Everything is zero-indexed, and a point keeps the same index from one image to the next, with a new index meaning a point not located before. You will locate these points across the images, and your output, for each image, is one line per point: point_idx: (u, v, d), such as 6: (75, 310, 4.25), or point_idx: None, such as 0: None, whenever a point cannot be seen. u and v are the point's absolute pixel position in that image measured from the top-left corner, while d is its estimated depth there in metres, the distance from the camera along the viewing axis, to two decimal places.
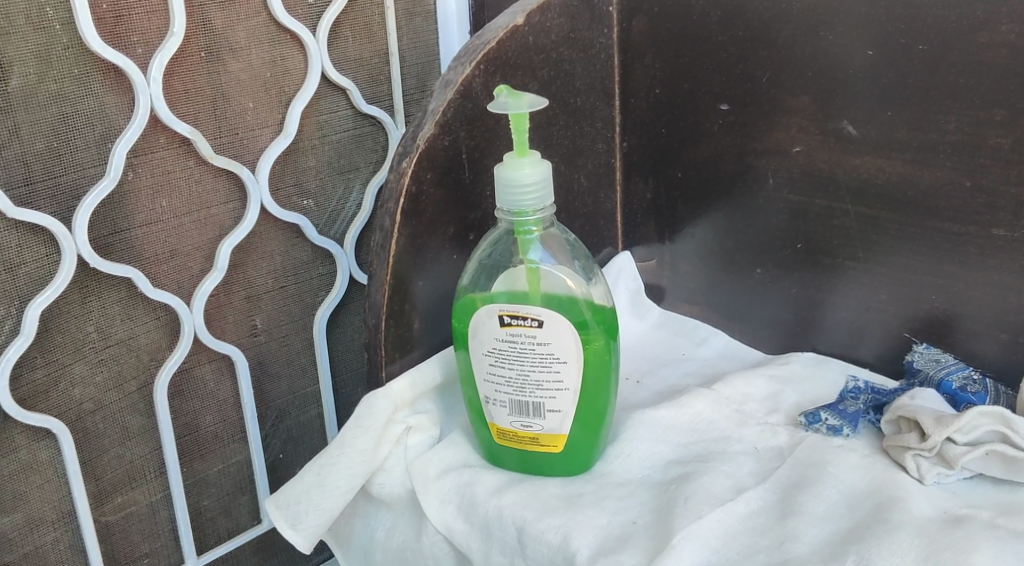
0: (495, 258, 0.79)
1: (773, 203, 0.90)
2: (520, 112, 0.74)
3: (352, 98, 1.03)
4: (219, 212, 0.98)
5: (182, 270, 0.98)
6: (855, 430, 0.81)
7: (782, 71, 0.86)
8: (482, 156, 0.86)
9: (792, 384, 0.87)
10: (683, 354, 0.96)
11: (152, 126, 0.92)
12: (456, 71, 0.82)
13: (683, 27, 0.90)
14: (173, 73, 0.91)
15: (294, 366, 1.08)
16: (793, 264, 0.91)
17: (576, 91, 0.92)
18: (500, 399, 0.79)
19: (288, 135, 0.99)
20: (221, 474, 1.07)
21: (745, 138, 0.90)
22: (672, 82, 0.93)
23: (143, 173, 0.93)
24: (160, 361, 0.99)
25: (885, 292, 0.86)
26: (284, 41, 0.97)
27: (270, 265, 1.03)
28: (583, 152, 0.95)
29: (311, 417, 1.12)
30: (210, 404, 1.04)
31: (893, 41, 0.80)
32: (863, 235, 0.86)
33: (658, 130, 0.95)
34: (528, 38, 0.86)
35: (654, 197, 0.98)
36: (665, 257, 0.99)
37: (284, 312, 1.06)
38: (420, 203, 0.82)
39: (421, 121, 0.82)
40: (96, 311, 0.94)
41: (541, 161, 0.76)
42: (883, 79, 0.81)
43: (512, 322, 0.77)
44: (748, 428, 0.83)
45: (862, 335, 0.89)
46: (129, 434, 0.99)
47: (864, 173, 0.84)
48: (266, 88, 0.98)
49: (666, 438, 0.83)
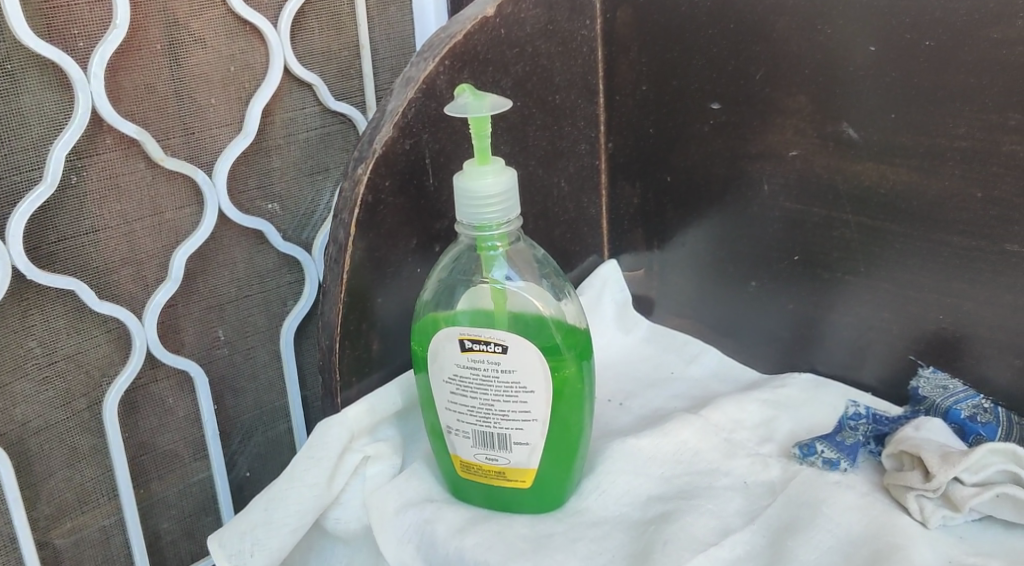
0: (456, 273, 0.72)
1: (768, 210, 0.83)
2: (481, 116, 0.67)
3: (319, 94, 0.95)
4: (175, 218, 0.90)
5: (135, 278, 0.89)
6: (854, 463, 0.73)
7: (776, 67, 0.78)
8: (447, 161, 0.79)
9: (788, 410, 0.80)
10: (672, 372, 0.89)
11: (95, 127, 0.83)
12: (417, 68, 0.75)
13: (669, 20, 0.83)
14: (119, 68, 0.83)
15: (261, 380, 1.00)
16: (790, 276, 0.83)
17: (555, 88, 0.85)
18: (463, 430, 0.72)
19: (248, 134, 0.91)
20: (182, 494, 0.98)
21: (738, 140, 0.82)
22: (659, 79, 0.85)
23: (86, 178, 0.84)
24: (111, 377, 0.90)
25: (888, 310, 0.79)
26: (244, 34, 0.89)
27: (231, 273, 0.95)
28: (563, 154, 0.87)
29: (280, 432, 1.03)
30: (168, 421, 0.95)
31: (897, 36, 0.73)
32: (865, 247, 0.78)
33: (645, 130, 0.88)
34: (499, 32, 0.78)
35: (642, 202, 0.91)
36: (653, 267, 0.92)
37: (249, 322, 0.98)
38: (378, 212, 0.75)
39: (379, 123, 0.74)
40: (37, 326, 0.85)
41: (506, 169, 0.68)
42: (887, 78, 0.74)
43: (473, 347, 0.70)
44: (737, 460, 0.76)
45: (864, 356, 0.81)
46: (78, 455, 0.90)
47: (866, 180, 0.77)
48: (225, 84, 0.90)
49: (647, 471, 0.76)
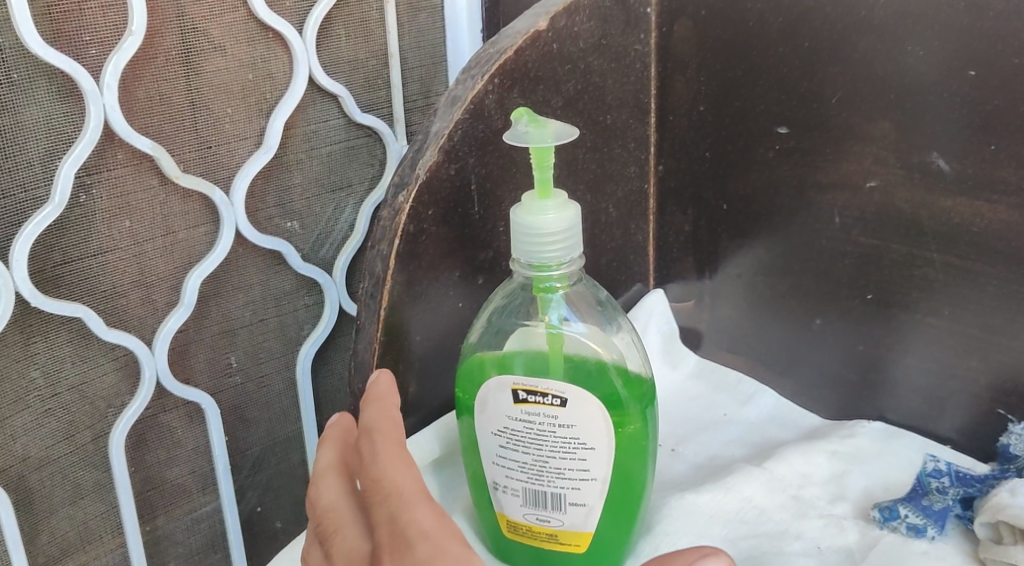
0: (507, 315, 0.66)
1: (839, 244, 0.76)
2: (544, 146, 0.60)
3: (345, 106, 0.85)
4: (188, 238, 0.81)
5: (145, 302, 0.80)
6: (942, 531, 0.68)
7: (855, 90, 0.72)
8: (493, 187, 0.72)
9: (859, 464, 0.74)
10: (724, 415, 0.81)
11: (106, 140, 0.75)
12: (465, 86, 0.68)
13: (736, 34, 0.76)
14: (134, 78, 0.75)
15: (275, 410, 0.91)
16: (860, 316, 0.77)
17: (607, 107, 0.77)
18: (512, 487, 0.65)
19: (269, 148, 0.82)
20: (190, 531, 0.89)
21: (808, 169, 0.75)
22: (719, 99, 0.78)
23: (95, 196, 0.75)
24: (118, 409, 0.81)
25: (974, 358, 0.72)
26: (265, 40, 0.80)
27: (247, 296, 0.86)
28: (612, 178, 0.80)
29: (293, 464, 0.94)
30: (177, 454, 0.86)
31: (1002, 61, 0.66)
32: (950, 288, 0.72)
33: (701, 154, 0.81)
34: (552, 46, 0.71)
35: (694, 229, 0.84)
36: (704, 298, 0.85)
37: (264, 348, 0.88)
38: (419, 243, 0.68)
39: (422, 147, 0.67)
40: (40, 354, 0.76)
41: (569, 204, 0.62)
42: (988, 106, 0.67)
43: (528, 399, 0.63)
44: (808, 521, 0.70)
45: (943, 406, 0.75)
46: (81, 492, 0.81)
47: (957, 217, 0.70)
48: (244, 94, 0.80)
49: (709, 532, 0.69)
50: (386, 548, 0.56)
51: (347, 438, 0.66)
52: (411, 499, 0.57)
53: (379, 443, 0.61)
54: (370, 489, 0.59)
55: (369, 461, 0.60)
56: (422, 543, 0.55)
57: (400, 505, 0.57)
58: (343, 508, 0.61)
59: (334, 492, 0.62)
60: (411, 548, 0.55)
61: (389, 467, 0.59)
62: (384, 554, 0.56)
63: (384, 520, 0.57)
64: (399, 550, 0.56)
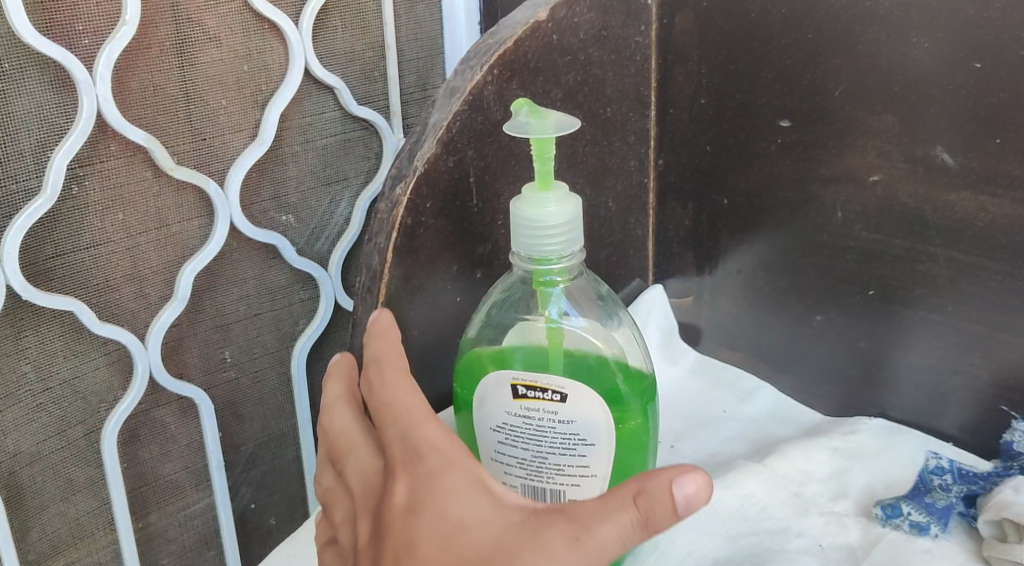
0: (506, 309, 0.65)
1: (841, 239, 0.75)
2: (545, 137, 0.59)
3: (341, 98, 0.84)
4: (181, 231, 0.80)
5: (138, 296, 0.79)
6: (945, 528, 0.68)
7: (859, 83, 0.71)
8: (492, 180, 0.71)
9: (860, 461, 0.73)
10: (724, 411, 0.81)
11: (99, 131, 0.74)
12: (463, 77, 0.67)
13: (738, 27, 0.75)
14: (127, 69, 0.73)
15: (269, 406, 0.89)
16: (862, 312, 0.76)
17: (607, 100, 0.76)
18: (510, 484, 0.64)
19: (264, 141, 0.81)
20: (183, 528, 0.88)
21: (809, 163, 0.75)
22: (720, 92, 0.78)
23: (88, 187, 0.74)
24: (110, 405, 0.80)
25: (977, 354, 0.72)
26: (261, 31, 0.79)
27: (241, 290, 0.85)
28: (612, 172, 0.79)
29: (288, 461, 0.93)
30: (171, 450, 0.85)
31: (1008, 53, 0.65)
32: (953, 284, 0.71)
33: (702, 148, 0.80)
34: (552, 38, 0.70)
35: (694, 225, 0.83)
36: (704, 294, 0.85)
37: (259, 343, 0.87)
38: (417, 236, 0.67)
39: (420, 138, 0.66)
40: (31, 348, 0.75)
41: (570, 196, 0.61)
42: (993, 99, 0.66)
43: (527, 394, 0.62)
44: (810, 519, 0.69)
45: (945, 402, 0.74)
46: (73, 488, 0.80)
47: (961, 211, 0.70)
48: (240, 86, 0.79)
49: (711, 529, 0.68)
50: (399, 465, 0.56)
51: (357, 373, 0.66)
52: (418, 417, 0.57)
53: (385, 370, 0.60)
54: (377, 415, 0.58)
55: (376, 388, 0.59)
56: (433, 456, 0.55)
57: (408, 422, 0.57)
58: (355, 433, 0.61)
59: (346, 418, 0.62)
60: (423, 461, 0.55)
61: (398, 392, 0.58)
62: (398, 471, 0.55)
63: (395, 437, 0.56)
64: (411, 466, 0.55)
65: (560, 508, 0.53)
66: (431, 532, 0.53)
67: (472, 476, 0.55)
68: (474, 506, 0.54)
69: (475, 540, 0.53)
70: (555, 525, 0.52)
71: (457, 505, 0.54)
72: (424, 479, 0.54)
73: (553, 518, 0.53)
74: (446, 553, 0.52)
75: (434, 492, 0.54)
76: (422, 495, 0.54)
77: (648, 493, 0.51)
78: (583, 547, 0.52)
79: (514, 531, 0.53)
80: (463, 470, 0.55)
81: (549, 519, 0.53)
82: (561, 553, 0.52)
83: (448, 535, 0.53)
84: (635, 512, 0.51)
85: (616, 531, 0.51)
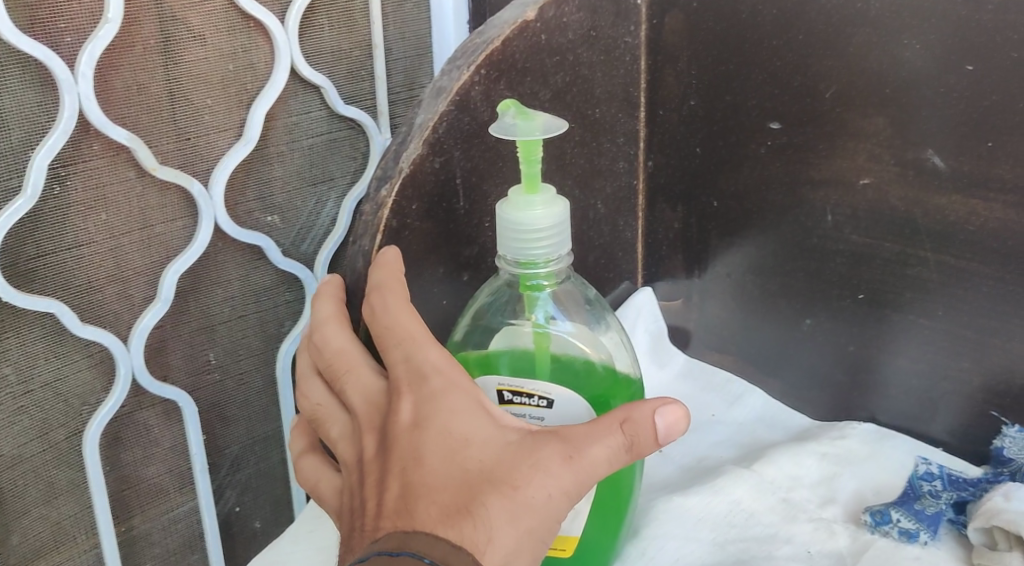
0: (492, 313, 0.64)
1: (831, 243, 0.74)
2: (532, 139, 0.59)
3: (328, 97, 0.83)
4: (165, 232, 0.79)
5: (122, 297, 0.78)
6: (935, 535, 0.67)
7: (850, 85, 0.70)
8: (480, 181, 0.70)
9: (849, 467, 0.73)
10: (713, 416, 0.80)
11: (81, 130, 0.73)
12: (450, 77, 0.66)
13: (728, 28, 0.74)
14: (110, 67, 0.73)
15: (254, 408, 0.88)
16: (852, 316, 0.75)
17: (596, 101, 0.76)
18: None
19: (249, 141, 0.80)
20: (166, 532, 0.87)
21: (799, 165, 0.74)
22: (710, 93, 0.77)
23: (70, 187, 0.73)
24: (93, 407, 0.79)
25: (967, 359, 0.71)
26: (246, 29, 0.78)
27: (226, 292, 0.83)
28: (601, 173, 0.78)
29: (273, 464, 0.92)
30: (154, 453, 0.84)
31: (1000, 55, 0.65)
32: (944, 289, 0.71)
33: (692, 149, 0.79)
34: (540, 38, 0.70)
35: (683, 227, 0.82)
36: (693, 296, 0.84)
37: (244, 345, 0.86)
38: (403, 238, 0.66)
39: (407, 139, 0.66)
40: (12, 350, 0.74)
41: (557, 199, 0.61)
42: (985, 102, 0.66)
43: (513, 400, 0.62)
44: (798, 525, 0.68)
45: (934, 407, 0.74)
46: (55, 491, 0.79)
47: (952, 215, 0.69)
48: (225, 85, 0.78)
49: (697, 535, 0.68)
50: (403, 385, 0.57)
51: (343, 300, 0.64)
52: (422, 340, 0.58)
53: (387, 297, 0.60)
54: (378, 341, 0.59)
55: (379, 313, 0.60)
56: (437, 378, 0.57)
57: (412, 346, 0.58)
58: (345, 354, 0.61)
59: (341, 338, 0.61)
60: (429, 382, 0.57)
61: (400, 317, 0.59)
62: (403, 390, 0.57)
63: (398, 360, 0.58)
64: (415, 386, 0.57)
65: (551, 431, 0.56)
66: (438, 446, 0.55)
67: (473, 398, 0.57)
68: (477, 424, 0.56)
69: (477, 455, 0.55)
70: (551, 445, 0.55)
71: (461, 422, 0.55)
72: (430, 397, 0.56)
73: (546, 439, 0.56)
74: (451, 465, 0.54)
75: (438, 410, 0.56)
76: (427, 412, 0.56)
77: (634, 421, 0.55)
78: (577, 466, 0.55)
79: (514, 448, 0.55)
80: (465, 392, 0.57)
81: (544, 439, 0.56)
82: (557, 469, 0.55)
83: (452, 449, 0.55)
84: (622, 437, 0.55)
85: (605, 453, 0.55)
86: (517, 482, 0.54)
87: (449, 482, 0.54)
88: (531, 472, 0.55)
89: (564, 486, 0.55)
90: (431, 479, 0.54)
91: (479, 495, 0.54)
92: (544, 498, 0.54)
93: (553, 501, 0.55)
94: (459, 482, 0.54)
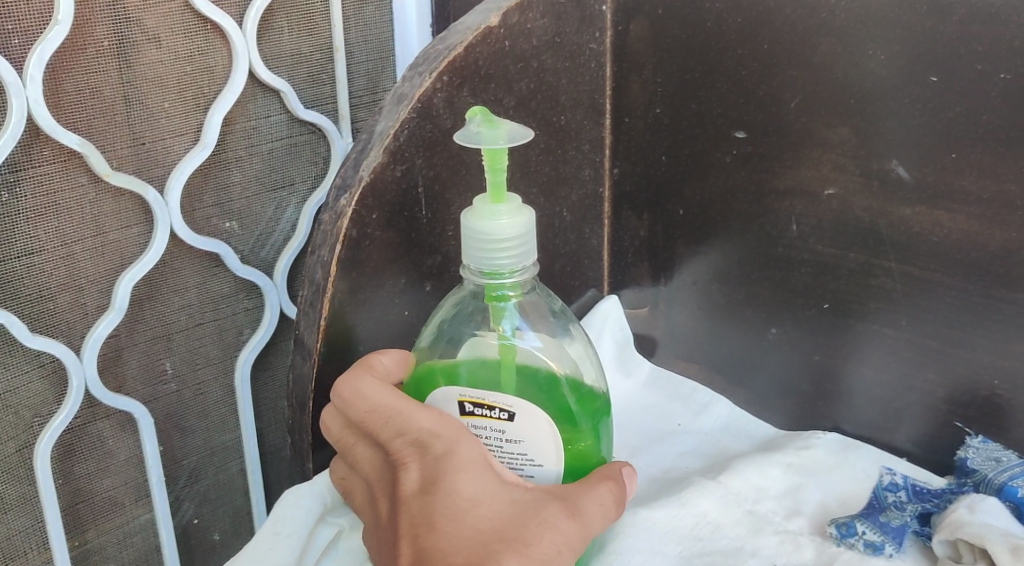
0: (457, 323, 0.63)
1: (797, 252, 0.74)
2: (496, 148, 0.57)
3: (287, 102, 0.82)
4: (119, 239, 0.77)
5: (75, 306, 0.76)
6: (899, 548, 0.67)
7: (814, 94, 0.70)
8: (443, 189, 0.69)
9: (814, 478, 0.72)
10: (679, 425, 0.79)
11: (31, 135, 0.71)
12: (412, 83, 0.65)
13: (693, 34, 0.74)
14: (61, 70, 0.71)
15: (212, 418, 0.87)
16: (817, 325, 0.75)
17: (561, 107, 0.75)
18: None
19: (207, 145, 0.78)
20: (122, 545, 0.85)
21: (765, 174, 0.74)
22: (675, 101, 0.76)
23: (20, 194, 0.71)
24: (44, 419, 0.77)
25: (932, 369, 0.71)
26: (204, 32, 0.76)
27: (183, 300, 0.82)
28: (566, 181, 0.77)
29: (232, 474, 0.90)
30: (109, 465, 0.82)
31: (965, 66, 0.64)
32: (908, 299, 0.70)
33: (658, 157, 0.78)
34: (504, 44, 0.69)
35: (649, 235, 0.81)
36: (659, 304, 0.83)
37: (201, 354, 0.84)
38: (363, 248, 0.65)
39: (367, 147, 0.64)
40: None
41: (523, 208, 0.60)
42: (950, 112, 0.66)
43: (474, 412, 0.61)
44: (764, 538, 0.68)
45: (899, 417, 0.74)
46: (4, 505, 0.77)
47: (916, 226, 0.69)
48: (181, 89, 0.76)
49: (663, 549, 0.67)
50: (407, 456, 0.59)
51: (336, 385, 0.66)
52: (411, 409, 0.59)
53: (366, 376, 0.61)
54: (366, 422, 0.60)
55: (364, 392, 0.60)
56: (437, 442, 0.58)
57: (405, 416, 0.59)
58: (350, 429, 0.63)
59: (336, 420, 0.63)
60: (430, 448, 0.58)
61: (387, 392, 0.60)
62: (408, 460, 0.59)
63: (396, 433, 0.59)
64: (419, 453, 0.59)
65: (550, 492, 0.59)
66: (447, 509, 0.56)
67: (477, 461, 0.58)
68: (481, 483, 0.58)
69: (487, 515, 0.57)
70: (552, 505, 0.58)
71: (467, 485, 0.57)
72: (434, 463, 0.58)
73: (546, 501, 0.59)
74: (462, 527, 0.56)
75: (444, 474, 0.57)
76: (434, 478, 0.58)
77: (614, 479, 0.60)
78: (579, 522, 0.58)
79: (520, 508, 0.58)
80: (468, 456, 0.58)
81: (545, 501, 0.58)
82: (563, 525, 0.58)
83: (461, 511, 0.56)
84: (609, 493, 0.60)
85: (598, 508, 0.59)
86: (527, 540, 0.56)
87: (462, 544, 0.55)
88: (539, 531, 0.57)
89: (570, 541, 0.58)
90: (445, 542, 0.55)
91: (493, 553, 0.55)
92: (554, 553, 0.57)
93: (563, 555, 0.57)
94: (472, 541, 0.55)
